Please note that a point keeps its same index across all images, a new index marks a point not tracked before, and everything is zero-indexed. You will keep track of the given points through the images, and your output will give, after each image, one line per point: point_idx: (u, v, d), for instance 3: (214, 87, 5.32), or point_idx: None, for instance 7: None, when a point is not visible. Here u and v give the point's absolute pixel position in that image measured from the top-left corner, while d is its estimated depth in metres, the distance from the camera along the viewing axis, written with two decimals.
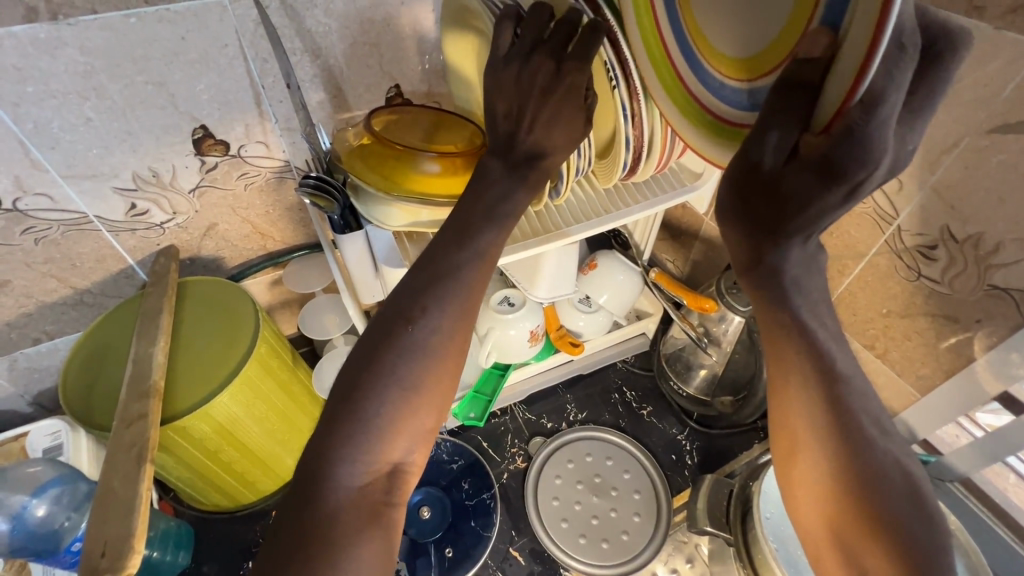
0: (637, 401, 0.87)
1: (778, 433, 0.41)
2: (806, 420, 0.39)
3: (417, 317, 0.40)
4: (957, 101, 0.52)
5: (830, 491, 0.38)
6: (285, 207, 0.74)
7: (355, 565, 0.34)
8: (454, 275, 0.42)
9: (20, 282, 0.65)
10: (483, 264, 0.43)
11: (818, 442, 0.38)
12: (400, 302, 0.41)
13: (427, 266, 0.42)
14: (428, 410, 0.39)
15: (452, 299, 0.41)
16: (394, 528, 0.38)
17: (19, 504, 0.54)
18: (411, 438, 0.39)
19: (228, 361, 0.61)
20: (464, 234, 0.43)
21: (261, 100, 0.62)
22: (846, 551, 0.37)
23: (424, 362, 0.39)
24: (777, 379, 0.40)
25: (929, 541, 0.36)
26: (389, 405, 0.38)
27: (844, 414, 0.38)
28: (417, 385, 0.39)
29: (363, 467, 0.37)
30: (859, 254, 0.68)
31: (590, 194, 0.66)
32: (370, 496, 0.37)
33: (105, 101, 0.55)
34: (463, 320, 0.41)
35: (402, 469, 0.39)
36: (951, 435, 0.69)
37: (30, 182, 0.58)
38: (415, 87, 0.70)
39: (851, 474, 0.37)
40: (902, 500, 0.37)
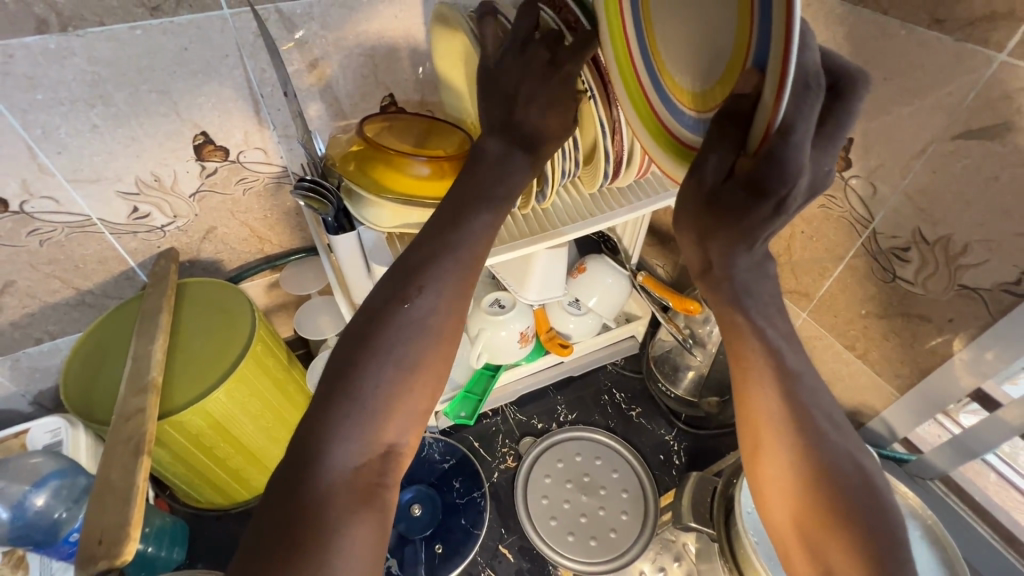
0: (626, 402, 0.88)
1: (745, 434, 0.42)
2: (766, 418, 0.41)
3: (413, 297, 0.42)
4: (923, 109, 0.55)
5: (794, 487, 0.40)
6: (282, 211, 0.77)
7: (346, 544, 0.36)
8: (452, 253, 0.44)
9: (24, 282, 0.67)
10: (477, 248, 0.46)
11: (779, 439, 0.40)
12: (396, 283, 0.43)
13: (413, 253, 0.44)
14: (420, 393, 0.41)
15: (447, 282, 0.43)
16: (390, 507, 0.39)
17: (20, 493, 0.56)
18: (405, 418, 0.40)
19: (223, 359, 0.63)
20: (459, 213, 0.46)
21: (260, 108, 0.65)
22: (813, 547, 0.39)
23: (418, 340, 0.41)
24: (738, 379, 0.42)
25: (887, 533, 0.38)
26: (388, 388, 0.40)
27: (800, 411, 0.40)
28: (415, 369, 0.41)
29: (361, 448, 0.39)
30: (838, 257, 0.70)
31: (576, 198, 0.68)
32: (364, 475, 0.38)
33: (110, 108, 0.58)
34: (457, 304, 0.44)
35: (397, 450, 0.40)
36: (933, 434, 0.70)
37: (37, 186, 0.60)
38: (409, 96, 0.72)
39: (811, 469, 0.39)
40: (859, 495, 0.38)
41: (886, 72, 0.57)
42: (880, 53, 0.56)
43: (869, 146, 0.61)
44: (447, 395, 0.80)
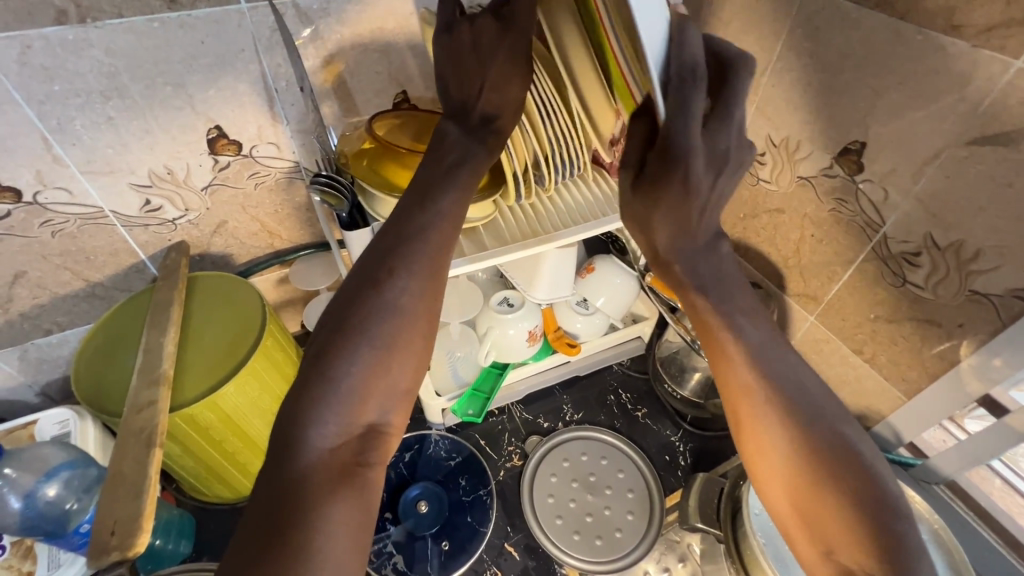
0: (632, 402, 0.88)
1: (736, 424, 0.46)
2: (750, 405, 0.44)
3: (384, 281, 0.44)
4: (937, 115, 0.55)
5: (775, 455, 0.43)
6: (293, 206, 0.77)
7: (330, 526, 0.36)
8: (421, 234, 0.47)
9: (35, 273, 0.67)
10: (448, 228, 0.48)
11: (766, 423, 0.43)
12: (370, 266, 0.45)
13: (388, 234, 0.47)
14: (400, 371, 0.43)
15: (418, 263, 0.45)
16: (370, 488, 0.40)
17: (31, 484, 0.56)
18: (383, 398, 0.42)
19: (233, 353, 0.63)
20: (427, 196, 0.49)
21: (274, 103, 0.65)
22: (810, 525, 0.41)
23: (394, 319, 0.43)
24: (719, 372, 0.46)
25: (879, 505, 0.40)
26: (361, 363, 0.41)
27: (776, 388, 0.44)
28: (388, 350, 0.42)
29: (336, 429, 0.40)
30: (848, 261, 0.70)
31: (588, 197, 0.69)
32: (341, 459, 0.39)
33: (126, 100, 0.58)
34: (432, 284, 0.46)
35: (378, 429, 0.42)
36: (939, 440, 0.70)
37: (51, 177, 0.60)
38: (422, 93, 0.72)
39: (792, 441, 0.42)
40: (847, 471, 0.41)
41: (901, 77, 0.57)
42: (896, 58, 0.56)
43: (881, 150, 0.61)
44: (454, 393, 0.80)
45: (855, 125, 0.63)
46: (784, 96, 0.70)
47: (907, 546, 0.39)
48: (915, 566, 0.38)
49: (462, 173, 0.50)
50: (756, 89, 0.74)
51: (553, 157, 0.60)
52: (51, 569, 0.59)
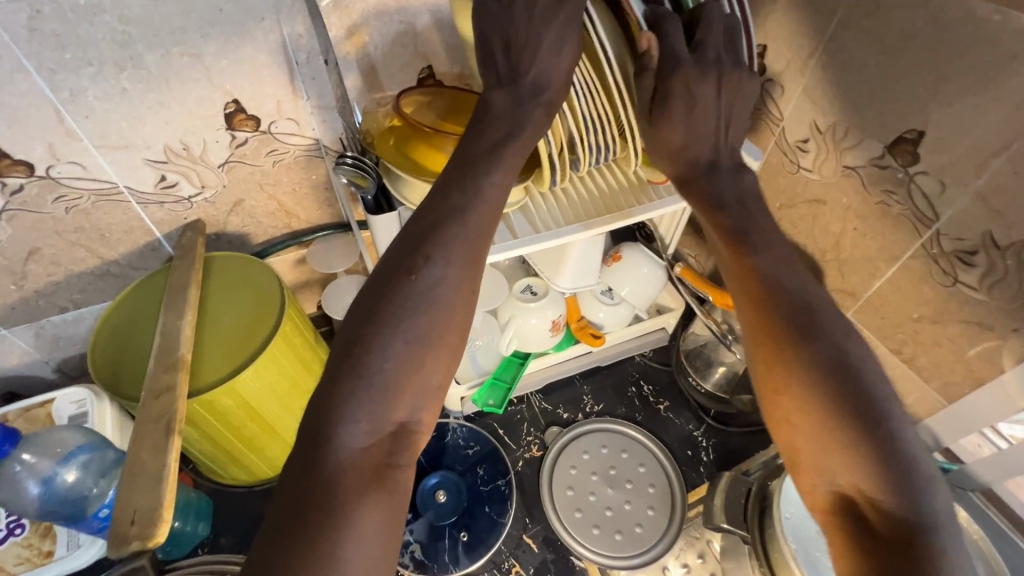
0: (654, 395, 0.86)
1: (758, 349, 0.44)
2: (773, 332, 0.44)
3: (421, 268, 0.41)
4: (1010, 103, 0.51)
5: (797, 380, 0.42)
6: (312, 185, 0.74)
7: (356, 531, 0.34)
8: (459, 217, 0.43)
9: (49, 250, 0.65)
10: (488, 210, 0.45)
11: (790, 352, 0.42)
12: (403, 253, 0.42)
13: (425, 215, 0.44)
14: (432, 369, 0.40)
15: (456, 250, 0.42)
16: (403, 488, 0.37)
17: (48, 469, 0.55)
18: (417, 396, 0.39)
19: (253, 338, 0.62)
20: (468, 174, 0.46)
21: (294, 76, 0.62)
22: (819, 453, 0.40)
23: (429, 312, 0.40)
24: (745, 300, 0.46)
25: (898, 445, 0.39)
26: (394, 358, 0.38)
27: (799, 314, 0.44)
28: (423, 344, 0.40)
29: (367, 428, 0.37)
30: (893, 257, 0.67)
31: (622, 183, 0.66)
32: (371, 458, 0.37)
33: (140, 71, 0.55)
34: (471, 273, 0.43)
35: (410, 428, 0.39)
36: (974, 444, 0.68)
37: (63, 150, 0.58)
38: (448, 68, 0.68)
39: (812, 364, 0.41)
40: (870, 406, 0.40)
41: (973, 60, 0.52)
42: (969, 40, 0.52)
43: (941, 140, 0.57)
44: (474, 381, 0.79)
45: (912, 113, 0.58)
46: (834, 79, 0.65)
47: (921, 487, 0.38)
48: (929, 505, 0.37)
49: (499, 154, 0.47)
50: (804, 70, 0.69)
51: (592, 142, 0.57)
52: (70, 549, 0.60)
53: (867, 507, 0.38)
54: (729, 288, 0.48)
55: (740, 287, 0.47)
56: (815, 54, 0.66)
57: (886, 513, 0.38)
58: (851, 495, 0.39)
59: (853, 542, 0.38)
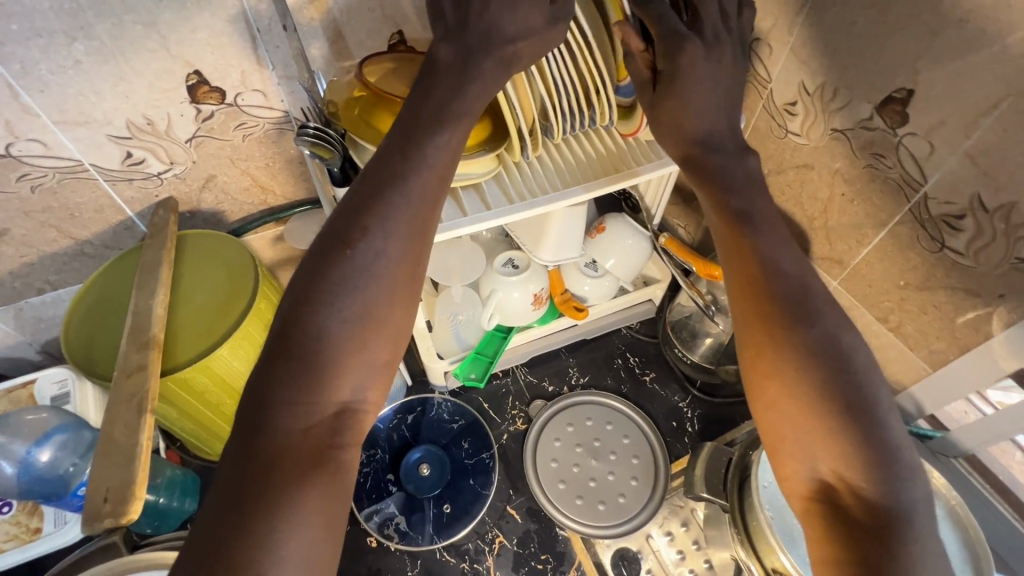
0: (640, 366, 0.86)
1: (749, 334, 0.44)
2: (767, 315, 0.43)
3: (357, 241, 0.40)
4: (1001, 60, 0.48)
5: (788, 366, 0.41)
6: (285, 159, 0.72)
7: (300, 505, 0.33)
8: (401, 189, 0.42)
9: (19, 231, 0.65)
10: (432, 179, 0.44)
11: (783, 336, 0.42)
12: (339, 225, 0.41)
13: (365, 186, 0.42)
14: (376, 348, 0.39)
15: (396, 222, 0.42)
16: (344, 469, 0.37)
17: (22, 451, 0.56)
18: (362, 374, 0.39)
19: (226, 316, 0.61)
20: (410, 140, 0.44)
21: (257, 45, 0.59)
22: (803, 439, 0.40)
23: (369, 286, 0.40)
24: (737, 282, 0.46)
25: (880, 434, 0.39)
26: (336, 338, 0.38)
27: (793, 303, 0.43)
28: (365, 321, 0.39)
29: (308, 407, 0.37)
30: (880, 223, 0.65)
31: (597, 151, 0.64)
32: (314, 440, 0.36)
33: (93, 42, 0.53)
34: (413, 246, 0.42)
35: (353, 408, 0.38)
36: (960, 411, 0.68)
37: (21, 127, 0.56)
38: (419, 34, 0.65)
39: (806, 351, 0.41)
40: (855, 395, 0.40)
41: (965, 12, 0.49)
42: None
43: (931, 100, 0.54)
44: (457, 356, 0.78)
45: (902, 71, 0.56)
46: (822, 37, 0.62)
47: (899, 476, 0.38)
48: (904, 491, 0.37)
49: (451, 129, 0.45)
50: (792, 27, 0.65)
51: (559, 106, 0.56)
52: (57, 525, 0.61)
53: (845, 492, 0.38)
54: (722, 269, 0.47)
55: (734, 270, 0.47)
56: (804, 10, 0.63)
57: (864, 498, 0.37)
58: (830, 480, 0.39)
59: (828, 525, 0.38)
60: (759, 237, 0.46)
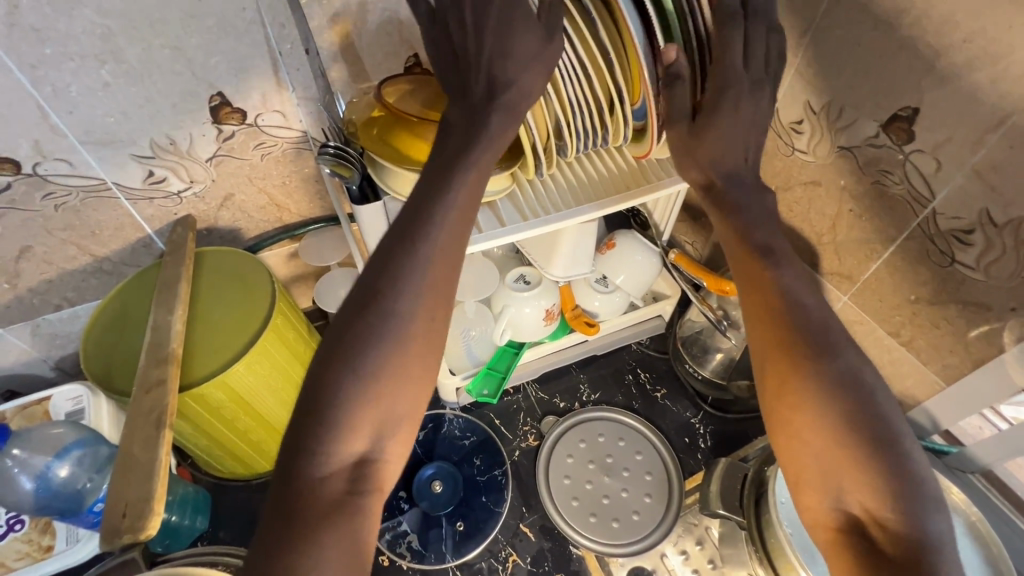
0: (651, 383, 0.85)
1: (769, 368, 0.44)
2: (788, 347, 0.43)
3: (372, 303, 0.41)
4: (1007, 77, 0.49)
5: (810, 401, 0.41)
6: (302, 178, 0.74)
7: (316, 563, 0.34)
8: (412, 254, 0.42)
9: (40, 248, 0.66)
10: (445, 239, 0.44)
11: (801, 368, 0.42)
12: (359, 290, 0.41)
13: (382, 251, 0.43)
14: (393, 396, 0.39)
15: (411, 283, 0.41)
16: (363, 517, 0.37)
17: (42, 464, 0.56)
18: (377, 426, 0.39)
19: (244, 332, 0.62)
20: (422, 207, 0.44)
21: (279, 68, 0.61)
22: (828, 471, 0.40)
23: (383, 346, 0.40)
24: (756, 315, 0.46)
25: (906, 467, 0.39)
26: (349, 395, 0.38)
27: (810, 336, 0.43)
28: (378, 378, 0.39)
29: (327, 462, 0.37)
30: (890, 239, 0.65)
31: (611, 168, 0.65)
32: (331, 489, 0.37)
33: (122, 65, 0.55)
34: (428, 301, 0.42)
35: (371, 458, 0.39)
36: (975, 427, 0.67)
37: (49, 147, 0.58)
38: (434, 57, 0.67)
39: (827, 384, 0.41)
40: (877, 426, 0.40)
41: (967, 33, 0.51)
42: (963, 12, 0.50)
43: (938, 117, 0.56)
44: (469, 371, 0.78)
45: (907, 91, 0.57)
46: (827, 58, 0.64)
47: (925, 506, 0.38)
48: (931, 521, 0.37)
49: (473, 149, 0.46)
50: (797, 49, 0.67)
51: (572, 126, 0.57)
52: (69, 543, 0.60)
53: (872, 525, 0.38)
54: (740, 302, 0.48)
55: (753, 302, 0.47)
56: (807, 33, 0.65)
57: (892, 530, 0.37)
58: (857, 513, 0.39)
59: (855, 559, 0.38)
60: (776, 271, 0.47)
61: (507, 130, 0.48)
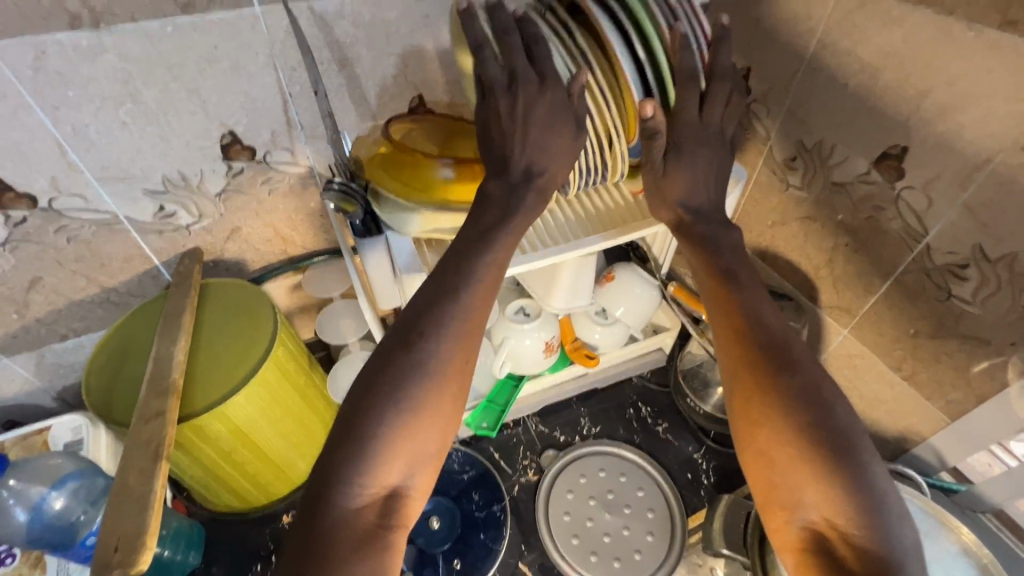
0: (653, 417, 0.85)
1: (737, 386, 0.44)
2: (752, 365, 0.44)
3: (417, 342, 0.41)
4: (990, 118, 0.51)
5: (772, 416, 0.42)
6: (308, 212, 0.76)
7: None
8: (454, 296, 0.44)
9: (51, 279, 0.67)
10: (481, 289, 0.45)
11: (765, 384, 0.43)
12: (405, 322, 0.43)
13: (426, 292, 0.44)
14: (424, 437, 0.40)
15: (453, 328, 0.43)
16: (392, 549, 0.38)
17: (38, 495, 0.56)
18: (409, 461, 0.40)
19: (243, 363, 0.62)
20: (463, 255, 0.47)
21: (288, 108, 0.64)
22: (791, 487, 0.40)
23: (423, 384, 0.40)
24: (723, 335, 0.47)
25: (867, 482, 0.39)
26: (388, 426, 0.39)
27: (773, 353, 0.44)
28: (419, 414, 0.40)
29: (363, 491, 0.38)
30: (886, 273, 0.66)
31: (609, 204, 0.67)
32: (364, 520, 0.37)
33: (140, 106, 0.58)
34: (467, 346, 0.43)
35: (401, 492, 0.39)
36: (984, 464, 0.65)
37: (65, 183, 0.60)
38: (438, 97, 0.70)
39: (787, 399, 0.42)
40: (838, 439, 0.40)
41: (948, 76, 0.53)
42: (942, 57, 0.52)
43: (927, 155, 0.57)
44: (468, 404, 0.78)
45: (895, 130, 0.59)
46: (817, 98, 0.66)
47: (888, 521, 0.38)
48: (896, 537, 0.38)
49: None
50: (788, 89, 0.69)
51: (580, 163, 0.57)
52: None
53: (838, 542, 0.38)
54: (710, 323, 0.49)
55: (722, 321, 0.48)
56: (797, 75, 0.68)
57: (857, 546, 0.37)
58: (821, 528, 0.39)
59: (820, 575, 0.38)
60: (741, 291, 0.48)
61: (534, 184, 0.50)
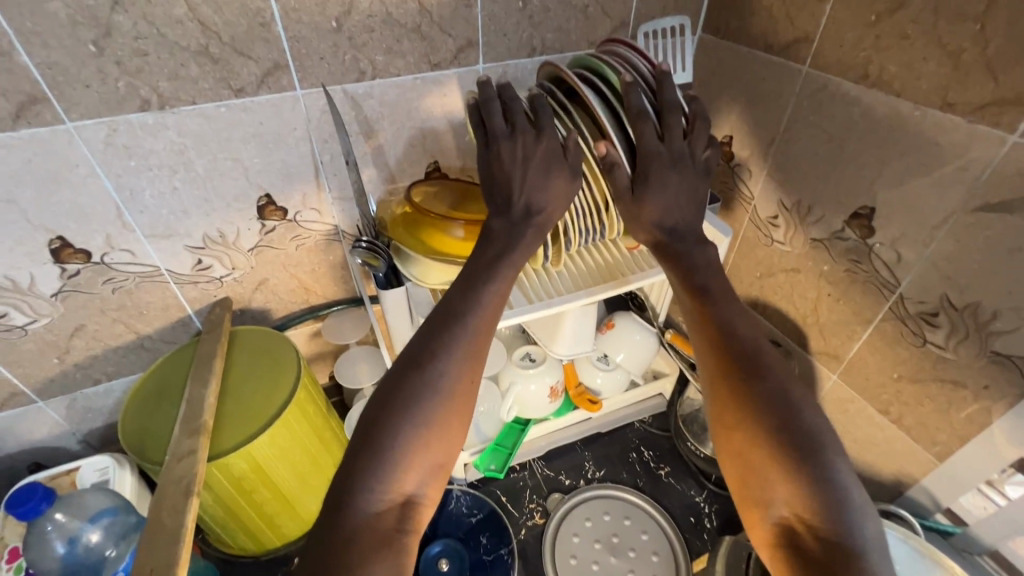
0: (655, 461, 0.87)
1: (714, 390, 0.48)
2: (726, 371, 0.48)
3: (428, 364, 0.45)
4: (943, 183, 0.57)
5: (744, 415, 0.45)
6: (330, 265, 0.82)
7: None
8: (461, 319, 0.48)
9: (92, 327, 0.73)
10: (485, 318, 0.49)
11: (738, 388, 0.47)
12: (414, 350, 0.47)
13: (436, 321, 0.48)
14: (437, 446, 0.44)
15: (457, 347, 0.47)
16: (405, 554, 0.41)
17: (76, 529, 0.59)
18: (419, 474, 0.43)
19: (268, 405, 0.67)
20: (470, 286, 0.51)
21: (319, 174, 0.72)
22: (760, 480, 0.43)
23: (429, 402, 0.44)
24: (702, 344, 0.51)
25: (830, 476, 0.42)
26: (403, 439, 0.42)
27: (745, 360, 0.48)
28: (433, 428, 0.43)
29: (380, 496, 0.41)
30: (866, 320, 0.71)
31: (608, 257, 0.73)
32: (385, 523, 0.41)
33: (191, 173, 0.65)
34: (469, 363, 0.47)
35: (414, 502, 0.42)
36: (978, 505, 0.67)
37: (118, 240, 0.67)
38: (452, 163, 0.78)
39: (757, 400, 0.45)
40: (805, 438, 0.43)
41: (904, 147, 0.60)
42: (896, 132, 0.60)
43: (892, 214, 0.63)
44: (476, 448, 0.81)
45: (863, 192, 0.66)
46: (792, 163, 0.74)
47: (852, 515, 0.41)
48: (859, 528, 0.40)
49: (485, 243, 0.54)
50: (766, 155, 0.77)
51: (580, 224, 0.64)
52: None
53: (802, 532, 0.41)
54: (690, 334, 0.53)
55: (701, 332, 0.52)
56: (774, 142, 0.76)
57: (820, 535, 0.40)
58: (787, 520, 0.42)
59: (793, 569, 0.40)
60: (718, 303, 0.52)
61: (535, 225, 0.55)
